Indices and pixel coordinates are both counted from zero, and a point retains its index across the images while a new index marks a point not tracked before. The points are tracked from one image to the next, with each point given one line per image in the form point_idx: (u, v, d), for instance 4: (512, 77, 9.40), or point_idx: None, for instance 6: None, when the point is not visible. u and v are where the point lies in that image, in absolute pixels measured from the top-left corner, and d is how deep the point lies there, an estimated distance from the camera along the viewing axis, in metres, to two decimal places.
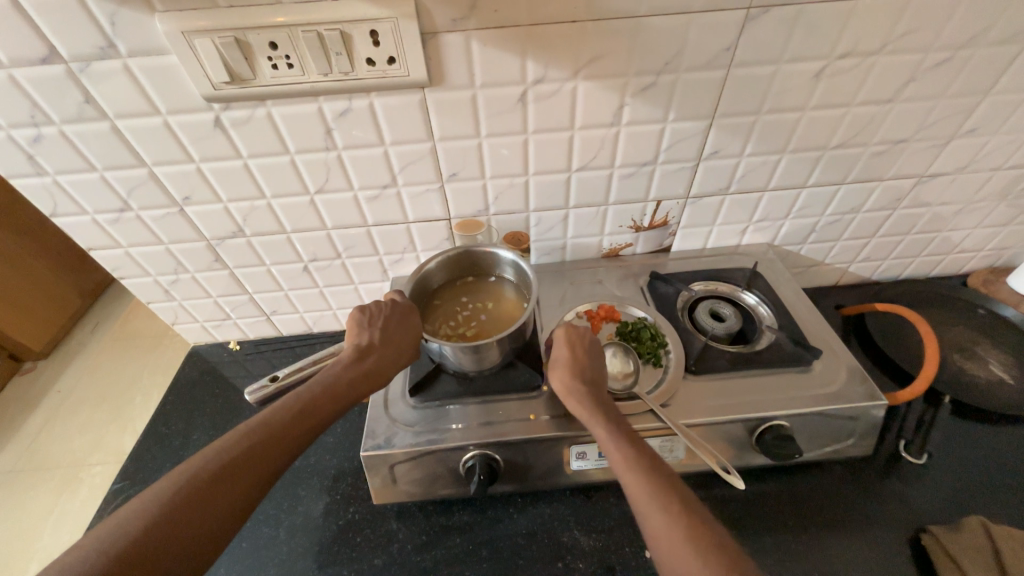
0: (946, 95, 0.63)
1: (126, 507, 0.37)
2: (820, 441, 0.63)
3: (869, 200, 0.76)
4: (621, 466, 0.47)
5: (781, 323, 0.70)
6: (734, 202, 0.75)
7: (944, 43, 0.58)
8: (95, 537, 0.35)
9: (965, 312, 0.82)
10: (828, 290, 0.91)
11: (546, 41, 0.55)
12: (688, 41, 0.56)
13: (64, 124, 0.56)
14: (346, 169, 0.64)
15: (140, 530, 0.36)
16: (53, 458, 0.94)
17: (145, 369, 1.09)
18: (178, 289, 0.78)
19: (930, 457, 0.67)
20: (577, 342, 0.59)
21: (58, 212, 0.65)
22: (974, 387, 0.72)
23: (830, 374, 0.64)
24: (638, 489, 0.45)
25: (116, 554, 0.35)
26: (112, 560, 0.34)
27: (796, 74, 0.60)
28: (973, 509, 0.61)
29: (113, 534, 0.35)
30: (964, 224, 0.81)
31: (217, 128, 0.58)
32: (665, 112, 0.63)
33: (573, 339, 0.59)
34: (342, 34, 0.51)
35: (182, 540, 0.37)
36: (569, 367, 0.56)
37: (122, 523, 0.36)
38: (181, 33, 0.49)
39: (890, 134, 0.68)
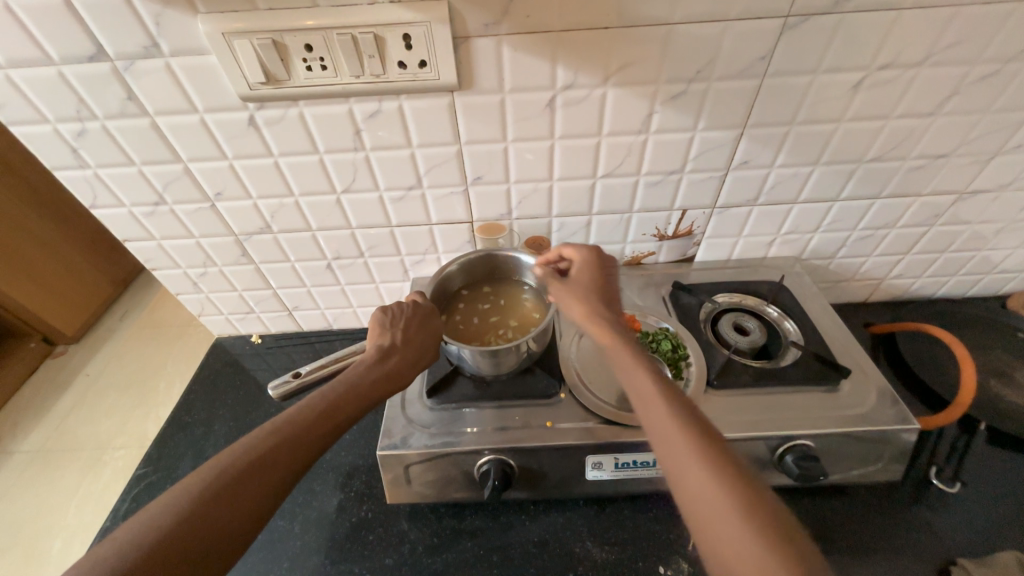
0: (992, 109, 0.61)
1: (161, 498, 0.38)
2: (846, 463, 0.60)
3: (905, 216, 0.74)
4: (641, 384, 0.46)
5: (808, 339, 0.68)
6: (762, 213, 0.73)
7: (994, 55, 0.56)
8: (130, 527, 0.36)
9: (1003, 335, 0.79)
10: (857, 307, 0.88)
11: (576, 47, 0.54)
12: (722, 49, 0.55)
13: (107, 120, 0.58)
14: (373, 169, 0.65)
15: (171, 524, 0.37)
16: (81, 440, 0.98)
17: (168, 358, 1.12)
18: (205, 281, 0.80)
19: (964, 486, 0.64)
20: (597, 272, 0.59)
21: (97, 204, 0.67)
22: (1014, 415, 0.69)
23: (860, 395, 0.62)
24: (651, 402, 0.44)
25: (148, 546, 0.35)
26: (143, 552, 0.35)
27: (833, 85, 0.58)
28: (1009, 543, 0.58)
29: (146, 526, 0.36)
30: (1006, 244, 0.78)
31: (250, 126, 0.60)
32: (695, 121, 0.62)
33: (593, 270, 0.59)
34: (376, 38, 0.51)
35: (210, 536, 0.38)
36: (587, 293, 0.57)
37: (153, 517, 0.37)
38: (221, 35, 0.51)
39: (930, 148, 0.65)
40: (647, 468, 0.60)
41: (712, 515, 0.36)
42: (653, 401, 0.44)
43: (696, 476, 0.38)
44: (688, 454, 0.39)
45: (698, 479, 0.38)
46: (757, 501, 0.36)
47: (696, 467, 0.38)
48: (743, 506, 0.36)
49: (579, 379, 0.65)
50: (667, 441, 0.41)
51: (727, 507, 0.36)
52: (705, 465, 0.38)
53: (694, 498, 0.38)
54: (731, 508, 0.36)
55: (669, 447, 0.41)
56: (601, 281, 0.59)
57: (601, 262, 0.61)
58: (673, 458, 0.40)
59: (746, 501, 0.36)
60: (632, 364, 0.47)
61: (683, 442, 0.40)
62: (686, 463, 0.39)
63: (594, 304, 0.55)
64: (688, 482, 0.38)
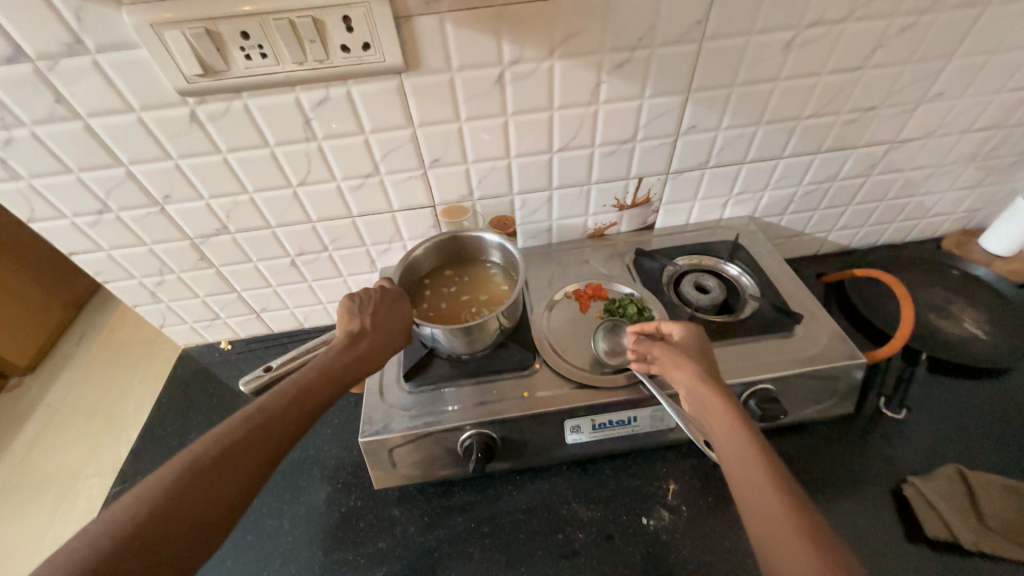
0: (912, 60, 0.65)
1: (133, 491, 0.38)
2: (804, 402, 0.65)
3: (844, 168, 0.78)
4: (744, 460, 0.44)
5: (764, 291, 0.72)
6: (714, 175, 0.76)
7: (909, 7, 0.60)
8: (104, 518, 0.36)
9: (939, 274, 0.85)
10: (809, 259, 0.93)
11: (519, 21, 0.55)
12: (661, 16, 0.56)
13: (35, 126, 0.55)
14: (327, 159, 0.64)
15: (147, 513, 0.37)
16: (49, 470, 0.94)
17: (135, 377, 1.08)
18: (164, 290, 0.77)
19: (909, 412, 0.69)
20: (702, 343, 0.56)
21: (36, 217, 0.64)
22: (949, 344, 0.75)
23: (812, 337, 0.66)
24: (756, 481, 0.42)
25: (124, 537, 0.35)
26: (120, 542, 0.35)
27: (767, 46, 0.61)
28: (950, 458, 0.64)
29: (121, 518, 0.36)
30: (936, 188, 0.84)
31: (193, 123, 0.58)
32: (641, 88, 0.63)
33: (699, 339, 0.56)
34: (315, 21, 0.50)
35: (188, 523, 0.38)
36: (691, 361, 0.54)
37: (127, 509, 0.37)
38: (150, 27, 0.49)
39: (861, 101, 0.69)
40: (623, 426, 0.62)
41: None
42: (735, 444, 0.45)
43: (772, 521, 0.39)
44: (784, 528, 0.39)
45: (791, 554, 0.37)
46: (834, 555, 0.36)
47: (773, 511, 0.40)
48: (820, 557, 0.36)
49: (553, 350, 0.67)
50: (747, 485, 0.42)
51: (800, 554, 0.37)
52: (801, 541, 0.37)
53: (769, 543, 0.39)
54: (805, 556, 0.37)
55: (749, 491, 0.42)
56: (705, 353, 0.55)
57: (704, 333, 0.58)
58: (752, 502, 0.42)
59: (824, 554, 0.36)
60: (718, 409, 0.48)
61: (779, 516, 0.39)
62: (764, 509, 0.40)
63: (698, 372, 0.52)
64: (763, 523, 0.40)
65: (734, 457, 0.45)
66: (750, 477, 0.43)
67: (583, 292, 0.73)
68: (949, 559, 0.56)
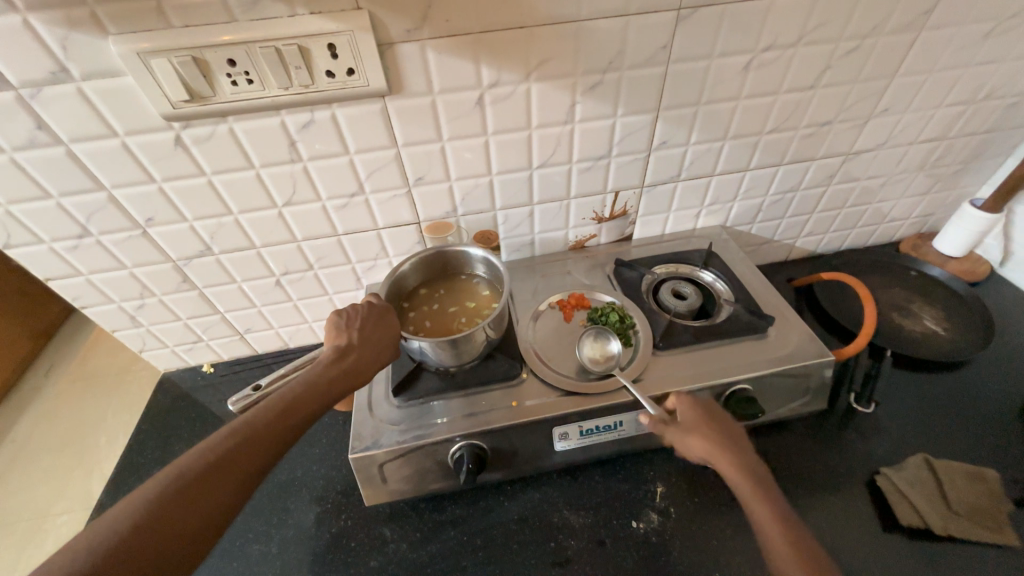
0: (859, 79, 0.71)
1: (115, 508, 0.37)
2: (780, 400, 0.68)
3: (806, 179, 0.83)
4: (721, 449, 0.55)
5: (738, 296, 0.76)
6: (686, 188, 0.80)
7: (853, 32, 0.65)
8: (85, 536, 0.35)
9: (899, 275, 0.91)
10: (779, 265, 0.98)
11: (497, 48, 0.58)
12: (629, 41, 0.60)
13: (15, 152, 0.55)
14: (312, 179, 0.66)
15: (129, 530, 0.36)
16: (15, 509, 0.90)
17: (109, 408, 1.05)
18: (144, 313, 0.76)
19: (879, 406, 0.73)
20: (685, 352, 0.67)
21: (12, 242, 0.63)
22: (911, 341, 0.80)
23: (784, 338, 0.69)
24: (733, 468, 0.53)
25: (102, 554, 0.35)
26: (102, 558, 0.34)
27: (727, 68, 0.66)
28: (919, 449, 0.68)
29: (101, 536, 0.36)
30: (890, 195, 0.90)
31: (178, 146, 0.59)
32: (614, 108, 0.67)
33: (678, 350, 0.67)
34: (300, 48, 0.52)
35: (168, 541, 0.37)
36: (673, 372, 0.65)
37: (107, 527, 0.36)
38: (136, 55, 0.50)
39: (816, 117, 0.74)
40: (610, 431, 0.64)
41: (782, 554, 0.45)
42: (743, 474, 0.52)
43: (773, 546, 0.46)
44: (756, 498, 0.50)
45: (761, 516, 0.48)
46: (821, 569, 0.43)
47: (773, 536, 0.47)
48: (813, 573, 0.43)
49: (539, 359, 0.68)
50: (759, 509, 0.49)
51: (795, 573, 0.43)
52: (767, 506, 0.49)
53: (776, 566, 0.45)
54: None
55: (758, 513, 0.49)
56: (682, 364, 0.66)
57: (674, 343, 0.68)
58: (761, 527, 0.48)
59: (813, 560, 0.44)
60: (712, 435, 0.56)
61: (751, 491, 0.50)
62: (770, 529, 0.47)
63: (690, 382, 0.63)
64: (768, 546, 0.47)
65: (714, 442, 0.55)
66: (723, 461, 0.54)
67: (566, 302, 0.75)
68: (923, 545, 0.59)
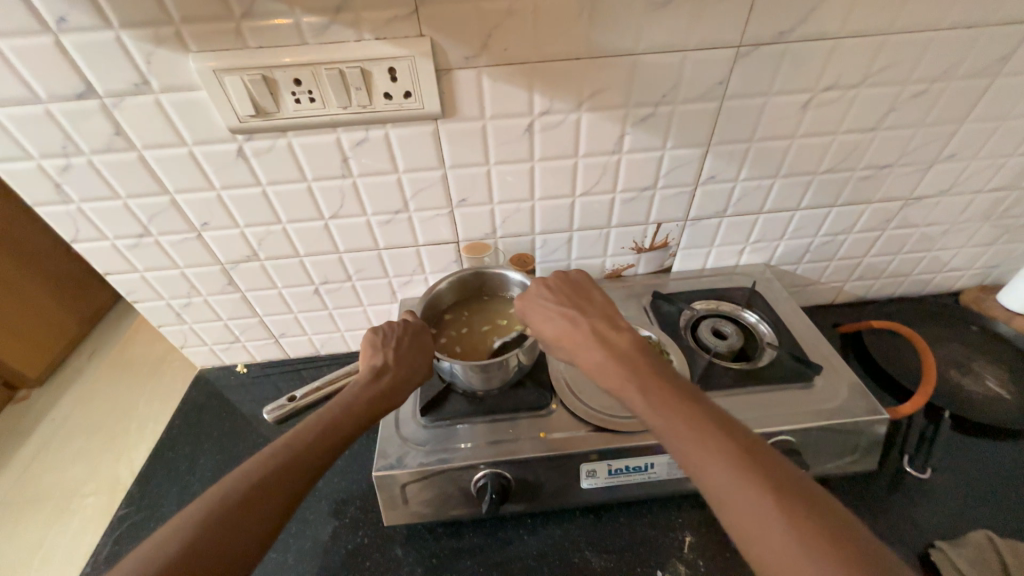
0: (925, 123, 0.68)
1: (163, 530, 0.38)
2: (825, 456, 0.64)
3: (860, 222, 0.80)
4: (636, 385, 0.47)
5: (782, 340, 0.72)
6: (731, 224, 0.78)
7: (922, 76, 0.63)
8: (136, 556, 0.36)
9: (958, 329, 0.85)
10: (825, 308, 0.93)
11: (552, 77, 0.59)
12: (684, 76, 0.60)
13: (93, 155, 0.59)
14: (360, 195, 0.67)
15: (175, 551, 0.37)
16: (47, 489, 0.93)
17: (142, 396, 1.09)
18: (189, 311, 0.79)
19: (935, 472, 0.68)
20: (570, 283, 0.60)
21: (79, 237, 0.67)
22: (972, 402, 0.74)
23: (833, 389, 0.65)
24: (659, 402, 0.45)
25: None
26: None
27: (784, 106, 0.64)
28: (981, 524, 0.62)
29: (147, 559, 0.36)
30: (952, 244, 0.85)
31: (239, 157, 0.61)
32: (663, 140, 0.66)
33: (564, 282, 0.61)
34: (363, 71, 0.54)
35: (210, 565, 0.37)
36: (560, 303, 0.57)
37: (156, 548, 0.37)
38: (212, 71, 0.53)
39: (876, 159, 0.71)
40: (640, 473, 0.61)
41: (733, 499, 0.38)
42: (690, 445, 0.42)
43: (765, 532, 0.36)
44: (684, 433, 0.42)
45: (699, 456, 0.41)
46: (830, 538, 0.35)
47: (769, 521, 0.37)
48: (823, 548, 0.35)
49: (570, 390, 0.67)
50: (723, 487, 0.39)
51: (802, 556, 0.35)
52: (700, 442, 0.41)
53: (769, 562, 0.36)
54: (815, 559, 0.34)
55: (727, 496, 0.39)
56: (577, 292, 0.59)
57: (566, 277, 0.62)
58: (735, 513, 0.38)
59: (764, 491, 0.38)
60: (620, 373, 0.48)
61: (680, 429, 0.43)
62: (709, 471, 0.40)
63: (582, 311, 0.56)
64: (762, 540, 0.36)
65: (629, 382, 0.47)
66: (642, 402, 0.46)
67: None
68: None
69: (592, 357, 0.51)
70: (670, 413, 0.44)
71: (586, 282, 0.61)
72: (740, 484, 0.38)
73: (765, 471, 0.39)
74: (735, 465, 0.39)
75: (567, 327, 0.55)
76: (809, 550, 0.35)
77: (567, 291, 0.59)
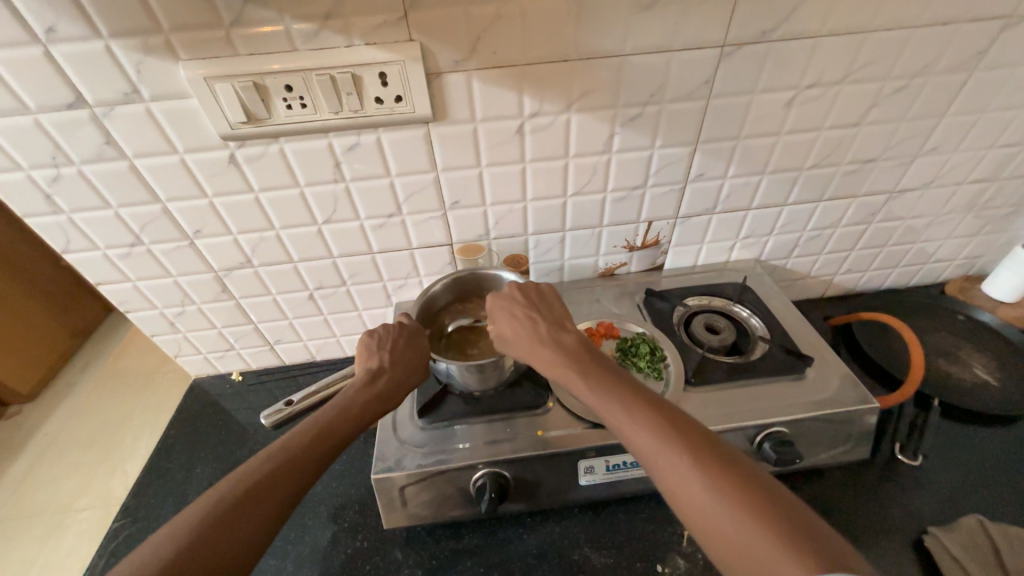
0: (905, 118, 0.69)
1: (158, 535, 0.38)
2: (819, 446, 0.64)
3: (846, 216, 0.81)
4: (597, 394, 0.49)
5: (774, 333, 0.73)
6: (721, 221, 0.79)
7: (901, 72, 0.64)
8: (132, 562, 0.36)
9: (945, 319, 0.86)
10: (815, 302, 0.95)
11: (540, 79, 0.59)
12: (671, 76, 0.61)
13: (84, 164, 0.59)
14: (353, 199, 0.67)
15: (172, 556, 0.37)
16: (41, 503, 0.92)
17: (136, 408, 1.08)
18: (183, 320, 0.79)
19: (925, 459, 0.69)
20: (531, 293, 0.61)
21: (70, 248, 0.67)
22: (960, 390, 0.75)
23: (824, 380, 0.66)
24: (618, 410, 0.47)
25: None
26: None
27: (769, 103, 0.65)
28: (971, 509, 0.63)
29: (144, 565, 0.36)
30: (936, 235, 0.86)
31: (231, 164, 0.61)
32: (652, 140, 0.67)
33: (526, 291, 0.62)
34: (353, 76, 0.55)
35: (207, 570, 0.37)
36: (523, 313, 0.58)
37: (152, 553, 0.37)
38: (202, 79, 0.53)
39: (859, 155, 0.73)
40: (637, 468, 0.62)
41: (693, 499, 0.40)
42: (648, 444, 0.43)
43: (723, 525, 0.38)
44: (643, 438, 0.44)
45: (659, 459, 0.43)
46: (780, 521, 0.37)
47: (725, 516, 0.38)
48: (776, 529, 0.36)
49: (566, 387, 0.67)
50: (682, 484, 0.41)
51: (762, 550, 0.36)
52: (658, 444, 0.43)
53: (733, 556, 0.37)
54: (770, 542, 0.36)
55: (687, 492, 0.40)
56: (538, 301, 0.60)
57: (528, 286, 0.62)
58: (690, 505, 0.40)
59: (720, 486, 0.39)
60: (581, 383, 0.50)
61: (640, 434, 0.44)
62: (668, 472, 0.42)
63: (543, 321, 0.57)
64: (725, 536, 0.38)
65: (590, 390, 0.49)
66: (603, 410, 0.48)
67: (595, 330, 0.73)
68: None
69: (551, 364, 0.53)
70: (628, 415, 0.46)
71: (545, 288, 0.62)
72: (700, 483, 0.40)
73: (719, 463, 0.41)
74: (691, 459, 0.41)
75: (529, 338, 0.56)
76: (766, 542, 0.36)
77: (525, 297, 0.61)
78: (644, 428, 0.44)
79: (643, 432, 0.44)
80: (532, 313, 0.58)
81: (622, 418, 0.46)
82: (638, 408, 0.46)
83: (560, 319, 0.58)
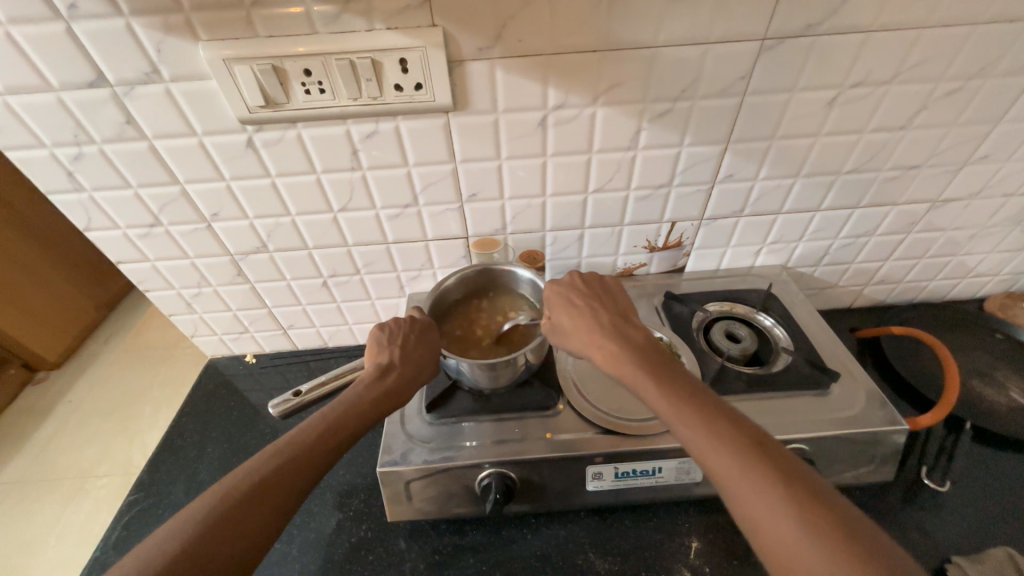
0: (957, 123, 0.65)
1: (166, 527, 0.38)
2: (840, 465, 0.62)
3: (883, 224, 0.77)
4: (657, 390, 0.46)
5: (798, 345, 0.70)
6: (748, 224, 0.76)
7: (956, 73, 0.60)
8: (139, 553, 0.36)
9: (982, 337, 0.81)
10: (843, 312, 0.90)
11: (567, 70, 0.57)
12: (705, 70, 0.58)
13: (105, 144, 0.59)
14: (370, 188, 0.66)
15: (178, 548, 0.37)
16: (62, 469, 0.95)
17: (153, 381, 1.10)
18: (200, 301, 0.80)
19: (953, 485, 0.65)
20: (590, 285, 0.60)
21: (92, 226, 0.67)
22: (996, 414, 0.71)
23: (850, 398, 0.63)
24: (680, 409, 0.44)
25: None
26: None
27: (810, 102, 0.62)
28: (1000, 540, 0.60)
29: (150, 556, 0.36)
30: (979, 248, 0.81)
31: (248, 148, 0.61)
32: (680, 137, 0.64)
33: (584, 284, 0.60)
34: (373, 62, 0.53)
35: (210, 567, 0.37)
36: (582, 304, 0.57)
37: (158, 546, 0.37)
38: (222, 61, 0.52)
39: (902, 161, 0.69)
40: (646, 477, 0.60)
41: (760, 511, 0.38)
42: (706, 442, 0.41)
43: (792, 544, 0.36)
44: (706, 441, 0.42)
45: (723, 465, 0.40)
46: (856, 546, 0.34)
47: (795, 535, 0.36)
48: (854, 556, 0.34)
49: (576, 389, 0.66)
50: (748, 494, 0.38)
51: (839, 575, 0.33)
52: (723, 449, 0.41)
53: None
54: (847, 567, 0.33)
55: (752, 503, 0.38)
56: (597, 294, 0.59)
57: (586, 279, 0.61)
58: (756, 517, 0.38)
59: (790, 501, 0.37)
60: (639, 376, 0.48)
61: (703, 436, 0.42)
62: (733, 479, 0.39)
63: (601, 313, 0.56)
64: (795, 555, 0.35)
65: (649, 385, 0.47)
66: (662, 406, 0.45)
67: None
68: None
69: (608, 353, 0.51)
70: (688, 413, 0.43)
71: (607, 284, 0.61)
72: (768, 495, 0.38)
73: (780, 466, 0.39)
74: (758, 468, 0.39)
75: (586, 328, 0.54)
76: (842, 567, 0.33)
77: (579, 288, 0.59)
78: (701, 426, 0.42)
79: (707, 436, 0.42)
80: (588, 304, 0.57)
81: (684, 417, 0.43)
82: (701, 409, 0.44)
83: (619, 312, 0.57)
